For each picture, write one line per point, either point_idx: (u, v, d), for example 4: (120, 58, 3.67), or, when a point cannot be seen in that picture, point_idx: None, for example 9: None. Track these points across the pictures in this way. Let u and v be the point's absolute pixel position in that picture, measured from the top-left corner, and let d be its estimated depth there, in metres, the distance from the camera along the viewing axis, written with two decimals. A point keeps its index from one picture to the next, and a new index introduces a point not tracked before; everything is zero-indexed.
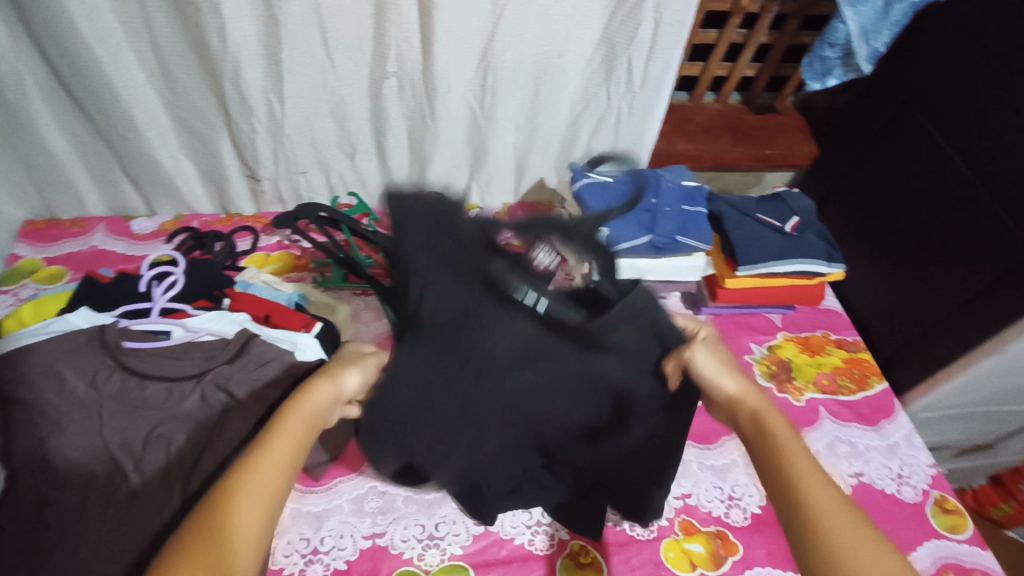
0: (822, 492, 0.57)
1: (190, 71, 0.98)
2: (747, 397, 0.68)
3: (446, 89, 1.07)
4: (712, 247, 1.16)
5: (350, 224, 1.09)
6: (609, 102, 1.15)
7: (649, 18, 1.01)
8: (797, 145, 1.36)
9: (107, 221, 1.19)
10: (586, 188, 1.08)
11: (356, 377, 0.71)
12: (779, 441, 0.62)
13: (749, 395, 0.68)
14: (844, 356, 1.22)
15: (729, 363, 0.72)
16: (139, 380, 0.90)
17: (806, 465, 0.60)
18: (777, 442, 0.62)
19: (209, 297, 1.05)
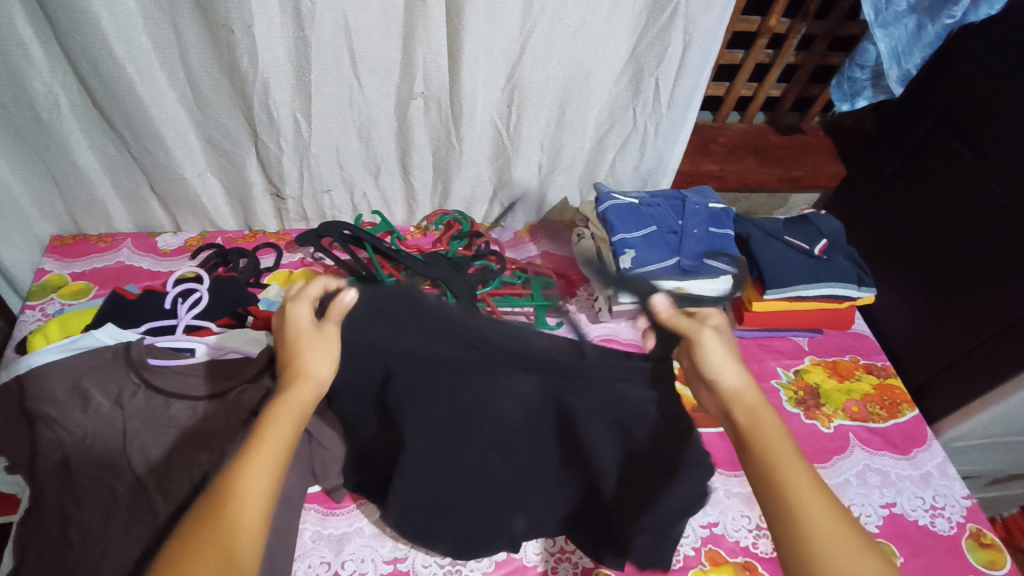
0: (806, 489, 0.56)
1: (219, 90, 0.99)
2: (744, 385, 0.66)
3: (472, 110, 1.07)
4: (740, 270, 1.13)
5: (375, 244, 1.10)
6: (636, 122, 1.14)
7: (679, 40, 1.01)
8: (825, 166, 1.34)
9: (133, 237, 1.19)
10: (612, 209, 1.07)
11: (325, 365, 0.67)
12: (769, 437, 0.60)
13: (748, 390, 0.66)
14: (874, 382, 1.19)
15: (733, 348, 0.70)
16: (164, 398, 0.90)
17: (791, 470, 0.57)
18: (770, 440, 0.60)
19: (234, 315, 1.04)
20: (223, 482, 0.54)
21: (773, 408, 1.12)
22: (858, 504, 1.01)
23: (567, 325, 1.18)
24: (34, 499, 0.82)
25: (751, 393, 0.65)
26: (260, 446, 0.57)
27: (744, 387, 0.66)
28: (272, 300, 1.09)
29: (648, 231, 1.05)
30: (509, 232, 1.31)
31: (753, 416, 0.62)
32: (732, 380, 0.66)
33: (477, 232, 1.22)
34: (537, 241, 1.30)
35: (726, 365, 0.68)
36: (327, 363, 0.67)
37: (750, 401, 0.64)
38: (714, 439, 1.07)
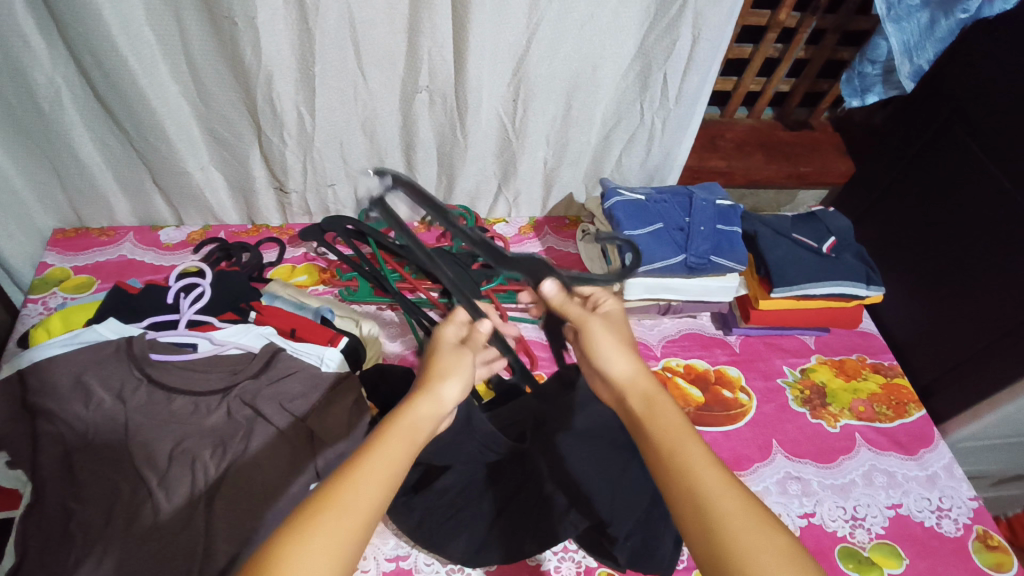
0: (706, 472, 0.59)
1: (222, 83, 0.98)
2: (635, 372, 0.72)
3: (477, 104, 1.06)
4: (746, 268, 1.11)
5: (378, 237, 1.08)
6: (643, 118, 1.13)
7: (687, 34, 0.99)
8: (833, 162, 1.33)
9: (135, 231, 1.18)
10: (618, 206, 1.04)
11: (453, 390, 0.71)
12: (665, 424, 0.64)
13: (634, 378, 0.71)
14: (880, 381, 1.18)
15: (621, 337, 0.76)
16: (167, 394, 0.90)
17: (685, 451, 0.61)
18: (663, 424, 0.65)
19: (236, 310, 1.03)
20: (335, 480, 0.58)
21: (779, 407, 1.11)
22: (864, 504, 1.00)
23: None
24: (36, 494, 0.82)
25: (642, 381, 0.70)
26: (375, 457, 0.61)
27: (632, 376, 0.71)
28: (275, 293, 1.09)
29: (653, 228, 1.02)
30: (513, 228, 1.30)
31: (649, 411, 0.66)
32: (622, 370, 0.72)
33: (480, 227, 1.20)
34: (541, 236, 1.29)
35: (615, 356, 0.73)
36: (457, 386, 0.71)
37: (646, 390, 0.69)
38: (719, 438, 1.06)
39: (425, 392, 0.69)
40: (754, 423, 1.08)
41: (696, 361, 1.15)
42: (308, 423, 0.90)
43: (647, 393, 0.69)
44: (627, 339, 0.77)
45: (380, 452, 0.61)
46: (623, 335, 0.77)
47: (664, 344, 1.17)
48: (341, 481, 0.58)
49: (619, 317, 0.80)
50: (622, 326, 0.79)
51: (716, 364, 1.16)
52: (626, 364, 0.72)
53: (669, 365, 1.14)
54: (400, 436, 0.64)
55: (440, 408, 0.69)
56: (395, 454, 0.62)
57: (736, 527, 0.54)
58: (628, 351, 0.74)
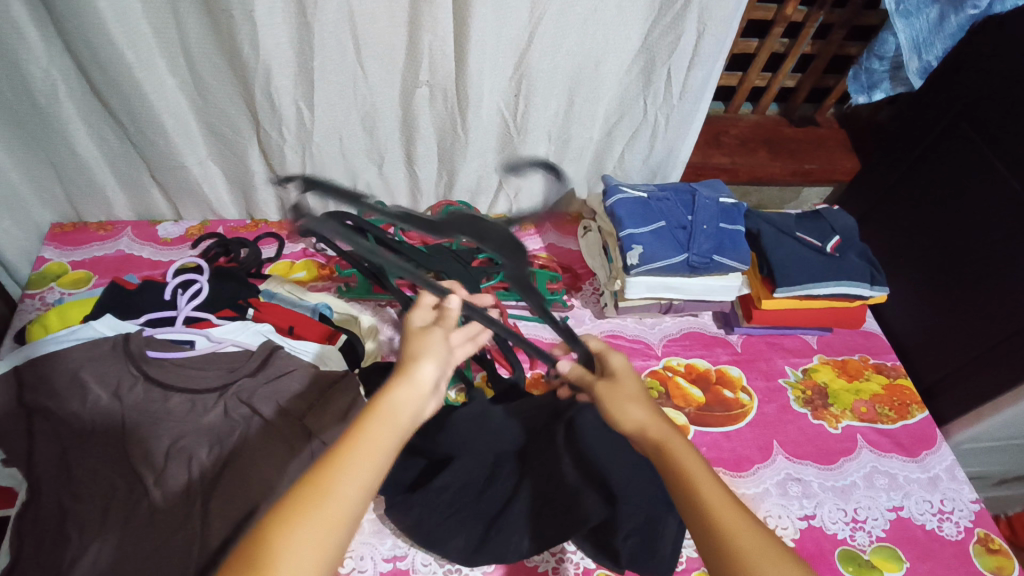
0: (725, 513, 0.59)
1: (220, 77, 0.96)
2: (648, 418, 0.70)
3: (478, 99, 1.04)
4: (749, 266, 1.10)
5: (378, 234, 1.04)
6: (646, 114, 1.11)
7: (692, 28, 0.97)
8: (838, 159, 1.32)
9: (133, 225, 1.17)
10: (620, 203, 1.03)
11: (432, 368, 0.66)
12: (682, 468, 0.63)
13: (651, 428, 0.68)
14: (883, 382, 1.17)
15: (631, 387, 0.75)
16: (163, 391, 0.89)
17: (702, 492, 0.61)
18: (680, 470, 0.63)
19: (234, 306, 1.02)
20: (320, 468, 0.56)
21: (780, 408, 1.10)
22: (865, 507, 1.00)
23: (572, 320, 1.16)
24: (32, 493, 0.82)
25: (655, 426, 0.68)
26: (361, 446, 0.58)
27: (645, 425, 0.69)
28: (273, 291, 1.08)
29: (656, 226, 1.01)
30: (514, 224, 1.29)
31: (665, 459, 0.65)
32: (635, 420, 0.70)
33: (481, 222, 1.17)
34: (542, 233, 1.28)
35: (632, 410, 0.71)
36: (435, 364, 0.67)
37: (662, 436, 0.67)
38: (720, 439, 1.05)
39: (403, 376, 0.65)
40: (755, 423, 1.08)
41: (697, 361, 1.14)
42: (305, 423, 0.90)
43: (666, 441, 0.66)
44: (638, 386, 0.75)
45: (362, 443, 0.59)
46: (634, 383, 0.75)
47: (665, 342, 1.16)
48: (328, 469, 0.56)
49: (626, 364, 0.79)
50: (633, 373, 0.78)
51: (717, 363, 1.15)
52: (635, 412, 0.71)
53: (670, 364, 1.13)
54: (383, 425, 0.61)
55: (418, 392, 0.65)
56: (378, 444, 0.59)
57: (757, 567, 0.55)
58: (638, 400, 0.72)
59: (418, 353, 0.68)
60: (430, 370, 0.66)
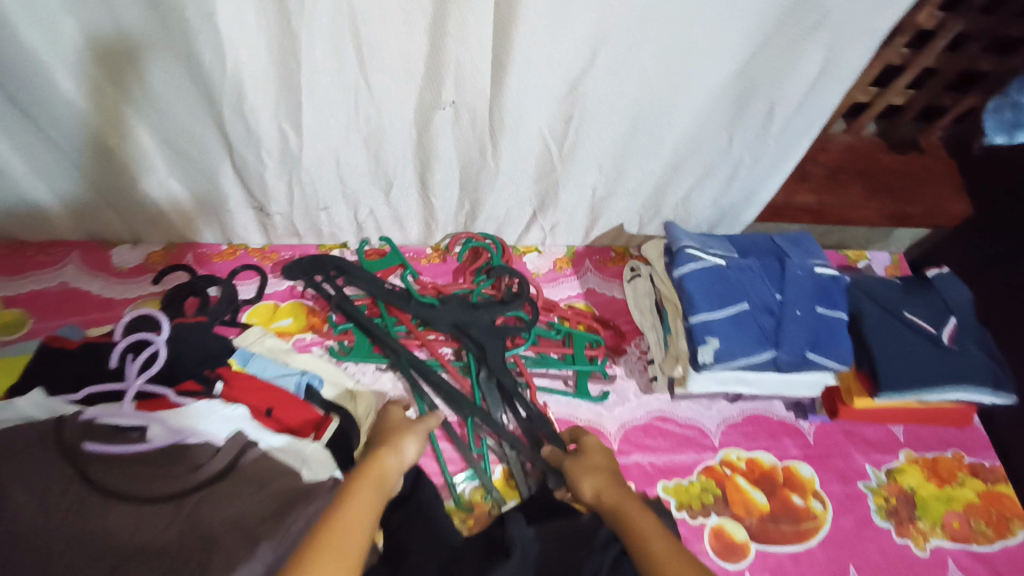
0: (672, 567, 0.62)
1: (176, 88, 0.72)
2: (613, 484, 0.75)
3: (516, 126, 0.80)
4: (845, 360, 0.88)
5: (376, 289, 0.91)
6: (729, 150, 0.85)
7: (815, 59, 0.72)
8: (944, 203, 1.06)
9: (81, 247, 0.95)
10: (693, 275, 0.80)
11: (413, 446, 0.77)
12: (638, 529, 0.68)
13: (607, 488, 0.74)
14: (979, 488, 0.97)
15: (600, 459, 0.79)
16: (106, 496, 0.67)
17: (660, 543, 0.65)
18: (634, 524, 0.68)
19: (199, 378, 0.81)
20: (327, 522, 0.62)
21: (857, 522, 0.91)
22: None
23: (614, 397, 0.95)
24: None
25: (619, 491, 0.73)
26: (353, 505, 0.65)
27: (603, 483, 0.75)
28: (250, 351, 0.87)
29: (737, 310, 0.78)
30: (546, 261, 1.06)
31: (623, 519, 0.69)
32: (598, 487, 0.74)
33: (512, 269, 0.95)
34: (581, 274, 1.06)
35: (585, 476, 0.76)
36: (416, 444, 0.78)
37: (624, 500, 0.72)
38: (786, 562, 0.87)
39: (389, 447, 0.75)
40: (829, 542, 0.89)
41: (761, 455, 0.95)
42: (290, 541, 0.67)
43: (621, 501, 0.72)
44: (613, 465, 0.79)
45: (355, 504, 0.66)
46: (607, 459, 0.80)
47: (723, 430, 0.96)
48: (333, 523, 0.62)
49: (600, 445, 0.82)
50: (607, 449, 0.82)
51: (785, 459, 0.95)
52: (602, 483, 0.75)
53: (729, 459, 0.94)
54: (369, 489, 0.68)
55: (401, 464, 0.75)
56: (367, 504, 0.66)
57: None
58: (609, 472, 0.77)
59: (403, 431, 0.79)
60: (411, 448, 0.77)
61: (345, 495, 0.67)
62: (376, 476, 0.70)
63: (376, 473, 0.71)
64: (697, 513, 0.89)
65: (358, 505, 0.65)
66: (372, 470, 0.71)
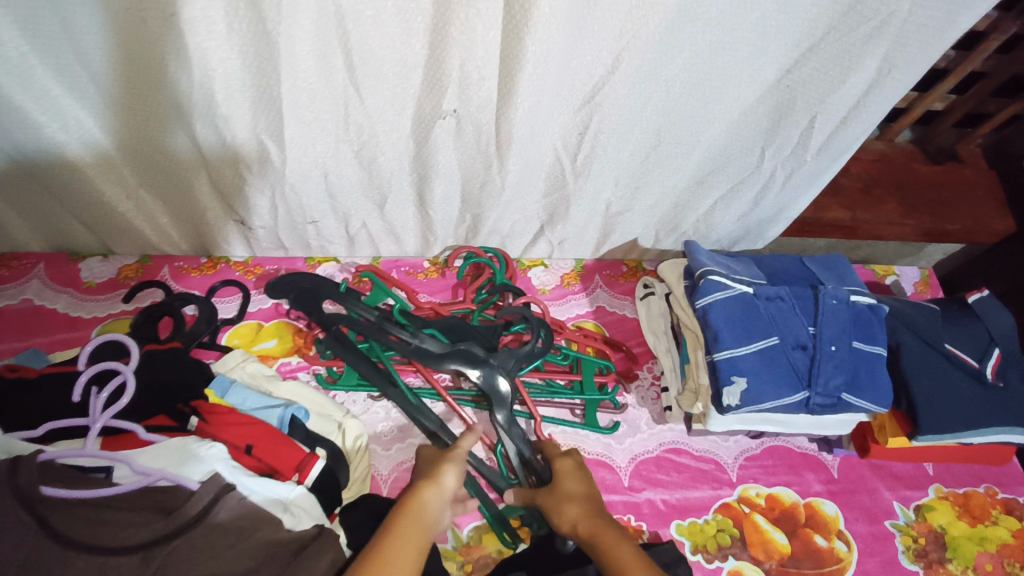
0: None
1: (141, 96, 0.65)
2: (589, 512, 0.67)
3: (526, 136, 0.74)
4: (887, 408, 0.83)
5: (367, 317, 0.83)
6: (758, 166, 0.82)
7: (868, 72, 0.69)
8: (986, 218, 1.00)
9: (47, 259, 0.88)
10: (719, 306, 0.74)
11: (454, 475, 0.68)
12: (619, 559, 0.61)
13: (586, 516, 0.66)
14: (1014, 527, 0.90)
15: (574, 485, 0.71)
16: (64, 547, 0.58)
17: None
18: (611, 551, 0.61)
19: (171, 413, 0.74)
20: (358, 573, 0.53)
21: (883, 564, 0.85)
22: None
23: (624, 428, 0.88)
24: None
25: (597, 519, 0.66)
26: (388, 552, 0.56)
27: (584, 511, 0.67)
28: (229, 380, 0.80)
29: (765, 345, 0.73)
30: (553, 276, 0.99)
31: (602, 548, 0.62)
32: (576, 518, 0.67)
33: (519, 290, 0.89)
34: (590, 292, 0.98)
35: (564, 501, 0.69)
36: (455, 473, 0.69)
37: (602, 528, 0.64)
38: None
39: (428, 479, 0.66)
40: None
41: (781, 491, 0.88)
42: None
43: (597, 530, 0.64)
44: (590, 488, 0.71)
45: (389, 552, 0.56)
46: (583, 483, 0.71)
47: (741, 463, 0.89)
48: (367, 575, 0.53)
49: (574, 468, 0.73)
50: (584, 469, 0.74)
51: (807, 495, 0.88)
52: (578, 512, 0.67)
53: (747, 496, 0.87)
54: (409, 528, 0.59)
55: (444, 496, 0.66)
56: (406, 551, 0.57)
57: None
58: (586, 498, 0.69)
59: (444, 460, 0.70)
60: (452, 475, 0.68)
61: (381, 541, 0.58)
62: (416, 513, 0.61)
63: (414, 508, 0.62)
64: (712, 555, 0.81)
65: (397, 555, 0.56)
66: (410, 505, 0.62)
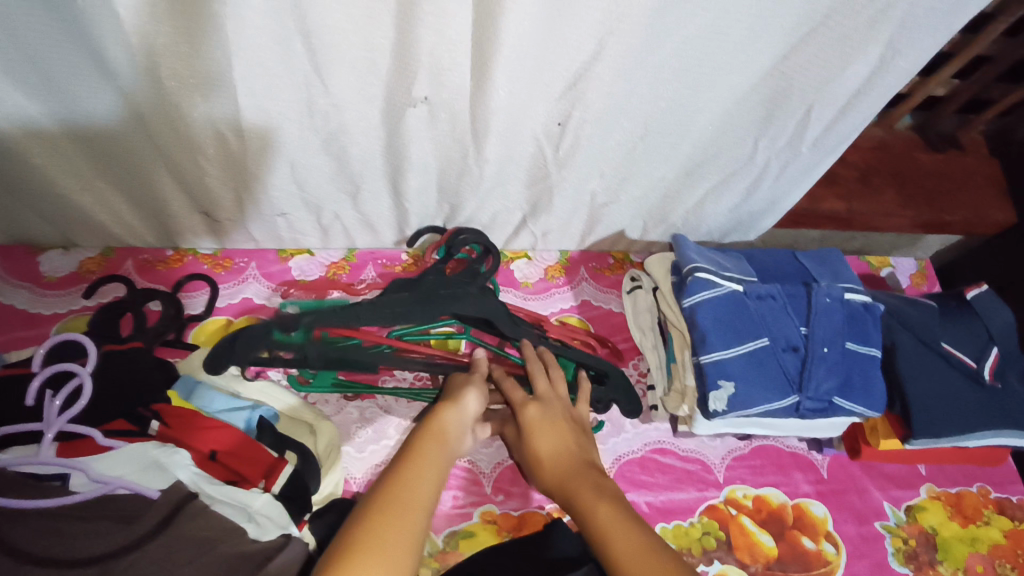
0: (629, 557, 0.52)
1: (83, 82, 0.61)
2: (564, 470, 0.64)
3: (505, 126, 0.70)
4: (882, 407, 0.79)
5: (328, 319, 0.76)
6: (752, 157, 0.78)
7: (869, 59, 0.65)
8: (986, 209, 0.97)
9: (4, 252, 0.84)
10: (708, 306, 0.71)
11: (476, 399, 0.66)
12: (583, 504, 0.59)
13: (558, 466, 0.65)
14: (1006, 527, 0.89)
15: (546, 441, 0.67)
16: (15, 560, 0.55)
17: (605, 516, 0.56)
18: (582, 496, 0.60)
19: (131, 417, 0.71)
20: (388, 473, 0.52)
21: (872, 566, 0.83)
22: None
23: (608, 427, 0.85)
24: None
25: (572, 472, 0.63)
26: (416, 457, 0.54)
27: (558, 455, 0.66)
28: (195, 381, 0.76)
29: (755, 346, 0.70)
30: (537, 268, 0.95)
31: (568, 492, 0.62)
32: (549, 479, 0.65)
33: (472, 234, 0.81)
34: (575, 285, 0.95)
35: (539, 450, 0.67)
36: (479, 398, 0.67)
37: (579, 484, 0.62)
38: None
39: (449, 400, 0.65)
40: None
41: (769, 492, 0.86)
42: None
43: (569, 477, 0.63)
44: (565, 440, 0.67)
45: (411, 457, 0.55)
46: (555, 436, 0.68)
47: (729, 463, 0.87)
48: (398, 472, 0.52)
49: (542, 415, 0.69)
50: (555, 418, 0.69)
51: (796, 496, 0.86)
52: (549, 469, 0.66)
53: (734, 497, 0.84)
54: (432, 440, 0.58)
55: (465, 416, 0.64)
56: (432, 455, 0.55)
57: None
58: (559, 453, 0.66)
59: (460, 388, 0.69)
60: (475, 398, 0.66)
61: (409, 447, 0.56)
62: (439, 430, 0.60)
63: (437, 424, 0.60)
64: (698, 559, 0.79)
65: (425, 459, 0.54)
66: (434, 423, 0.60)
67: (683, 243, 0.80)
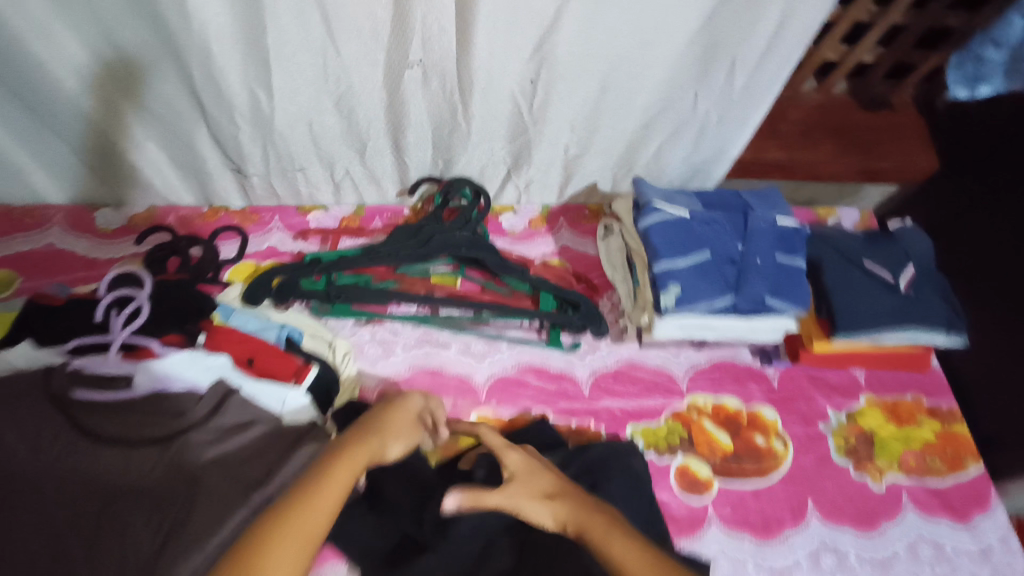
0: (639, 571, 0.60)
1: (142, 44, 0.77)
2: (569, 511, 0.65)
3: (485, 84, 0.84)
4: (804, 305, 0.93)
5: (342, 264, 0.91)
6: (696, 108, 0.93)
7: (775, 14, 0.79)
8: (913, 158, 1.10)
9: (67, 209, 0.98)
10: (657, 228, 0.85)
11: (399, 448, 0.70)
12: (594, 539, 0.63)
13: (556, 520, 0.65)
14: (936, 429, 1.00)
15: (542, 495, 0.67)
16: (95, 440, 0.70)
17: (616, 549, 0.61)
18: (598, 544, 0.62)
19: (181, 331, 0.84)
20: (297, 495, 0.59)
21: (817, 459, 0.95)
22: None
23: (585, 347, 0.99)
24: None
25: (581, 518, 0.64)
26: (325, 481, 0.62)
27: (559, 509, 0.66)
28: (232, 307, 0.90)
29: (698, 259, 0.84)
30: (522, 220, 1.09)
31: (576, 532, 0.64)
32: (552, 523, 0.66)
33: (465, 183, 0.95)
34: (555, 232, 1.08)
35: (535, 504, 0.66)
36: (402, 445, 0.71)
37: (590, 528, 0.63)
38: (747, 497, 0.90)
39: (375, 437, 0.68)
40: (790, 478, 0.93)
41: (727, 400, 0.99)
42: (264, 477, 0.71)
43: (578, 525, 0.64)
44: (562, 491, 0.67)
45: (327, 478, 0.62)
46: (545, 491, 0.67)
47: (690, 376, 1.00)
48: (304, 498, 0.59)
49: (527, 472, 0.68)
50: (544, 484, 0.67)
51: (750, 403, 0.99)
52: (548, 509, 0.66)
53: (696, 404, 0.97)
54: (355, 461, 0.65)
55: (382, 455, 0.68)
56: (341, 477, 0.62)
57: None
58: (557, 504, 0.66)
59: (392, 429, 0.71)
60: (398, 444, 0.70)
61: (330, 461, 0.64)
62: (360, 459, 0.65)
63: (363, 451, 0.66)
64: (662, 452, 0.92)
65: (334, 481, 0.62)
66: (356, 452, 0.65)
67: (640, 182, 0.95)
